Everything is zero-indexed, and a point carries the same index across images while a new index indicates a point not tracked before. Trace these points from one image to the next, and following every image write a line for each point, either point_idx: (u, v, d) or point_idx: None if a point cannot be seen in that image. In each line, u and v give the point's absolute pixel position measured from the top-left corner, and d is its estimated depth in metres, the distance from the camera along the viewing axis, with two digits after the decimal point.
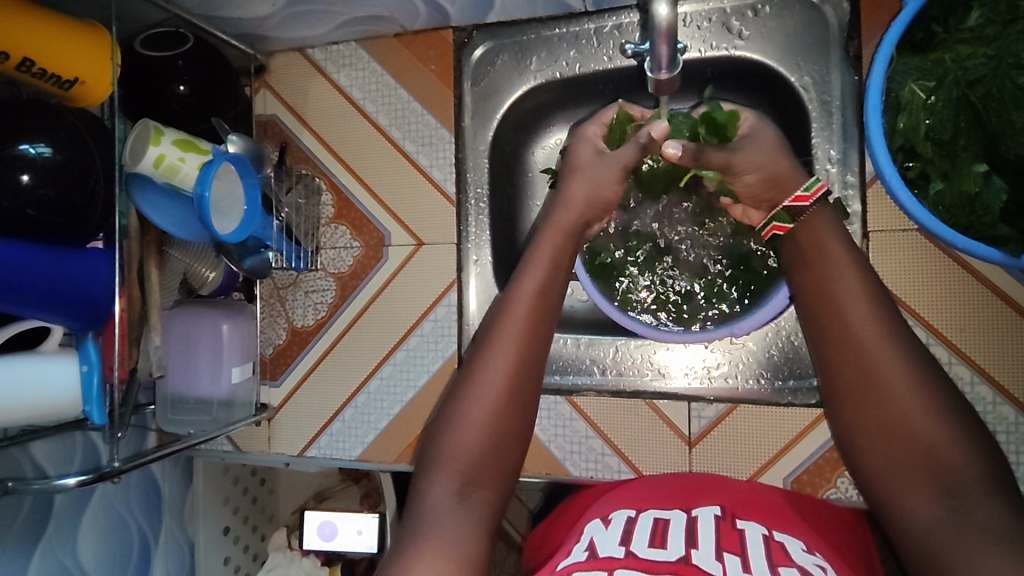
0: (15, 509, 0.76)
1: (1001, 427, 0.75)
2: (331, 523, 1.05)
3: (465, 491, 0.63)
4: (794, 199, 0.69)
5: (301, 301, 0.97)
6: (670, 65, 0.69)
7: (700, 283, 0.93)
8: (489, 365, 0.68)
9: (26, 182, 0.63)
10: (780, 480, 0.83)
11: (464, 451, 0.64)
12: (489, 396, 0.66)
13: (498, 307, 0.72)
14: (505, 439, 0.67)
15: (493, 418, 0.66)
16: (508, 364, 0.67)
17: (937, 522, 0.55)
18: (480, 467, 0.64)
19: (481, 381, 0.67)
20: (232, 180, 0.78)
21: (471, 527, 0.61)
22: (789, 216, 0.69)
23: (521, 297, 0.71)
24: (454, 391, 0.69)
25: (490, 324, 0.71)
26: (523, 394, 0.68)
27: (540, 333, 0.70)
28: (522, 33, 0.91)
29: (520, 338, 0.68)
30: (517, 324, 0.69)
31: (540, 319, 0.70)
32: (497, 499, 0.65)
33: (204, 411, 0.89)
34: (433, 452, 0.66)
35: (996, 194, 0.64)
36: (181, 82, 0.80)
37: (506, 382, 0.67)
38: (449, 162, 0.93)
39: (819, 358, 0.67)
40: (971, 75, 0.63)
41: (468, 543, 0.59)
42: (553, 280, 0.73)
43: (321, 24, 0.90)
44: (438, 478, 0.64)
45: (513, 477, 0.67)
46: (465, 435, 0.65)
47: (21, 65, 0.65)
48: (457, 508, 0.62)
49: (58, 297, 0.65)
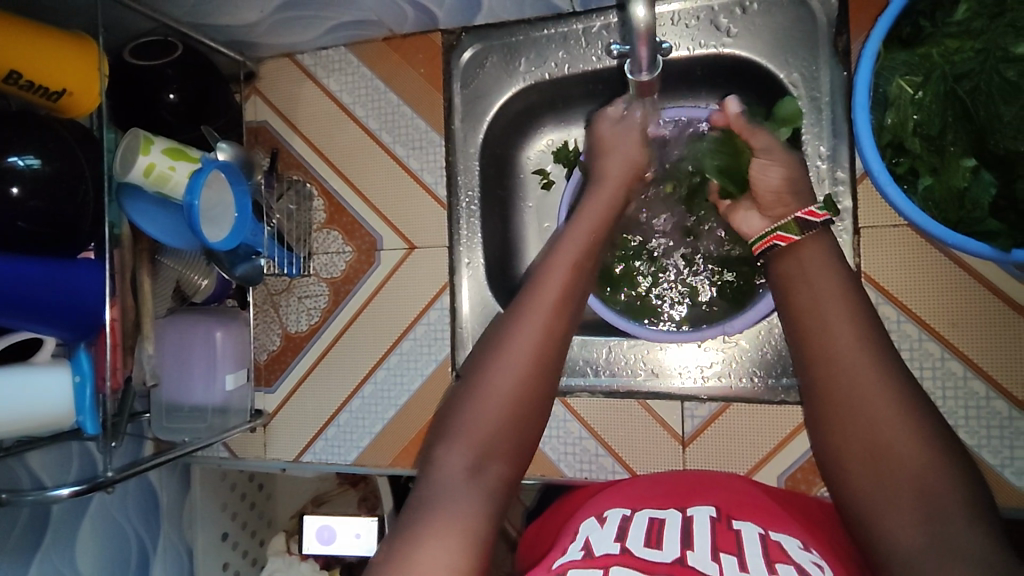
0: (12, 521, 0.77)
1: (994, 423, 0.75)
2: (329, 528, 1.06)
3: (481, 462, 0.62)
4: (807, 213, 0.69)
5: (295, 306, 0.98)
6: (651, 66, 0.69)
7: (685, 284, 0.94)
8: (518, 332, 0.68)
9: (16, 195, 0.63)
10: (774, 478, 0.82)
11: (483, 421, 0.64)
12: (517, 366, 0.66)
13: (521, 297, 0.71)
14: (522, 433, 0.66)
15: (509, 408, 0.65)
16: (529, 357, 0.66)
17: None
18: (497, 441, 0.64)
19: (508, 350, 0.67)
20: (222, 188, 0.78)
21: (481, 503, 0.60)
22: (798, 227, 0.69)
23: (556, 268, 0.71)
24: (483, 357, 0.69)
25: (512, 313, 0.70)
26: (543, 383, 0.67)
27: (571, 309, 0.70)
28: (510, 35, 0.91)
29: (543, 329, 0.68)
30: (541, 316, 0.68)
31: (565, 311, 0.69)
32: (512, 480, 0.64)
33: (200, 418, 0.89)
34: (452, 421, 0.66)
35: (986, 189, 0.63)
36: (170, 90, 0.80)
37: (524, 377, 0.66)
38: (439, 165, 0.93)
39: (797, 363, 0.67)
40: (958, 70, 0.64)
41: (474, 522, 0.58)
42: (581, 272, 0.72)
43: (310, 30, 0.90)
44: (456, 445, 0.63)
45: (527, 460, 0.67)
46: (486, 403, 0.65)
47: (8, 78, 0.65)
48: (471, 478, 0.61)
49: (48, 310, 0.65)
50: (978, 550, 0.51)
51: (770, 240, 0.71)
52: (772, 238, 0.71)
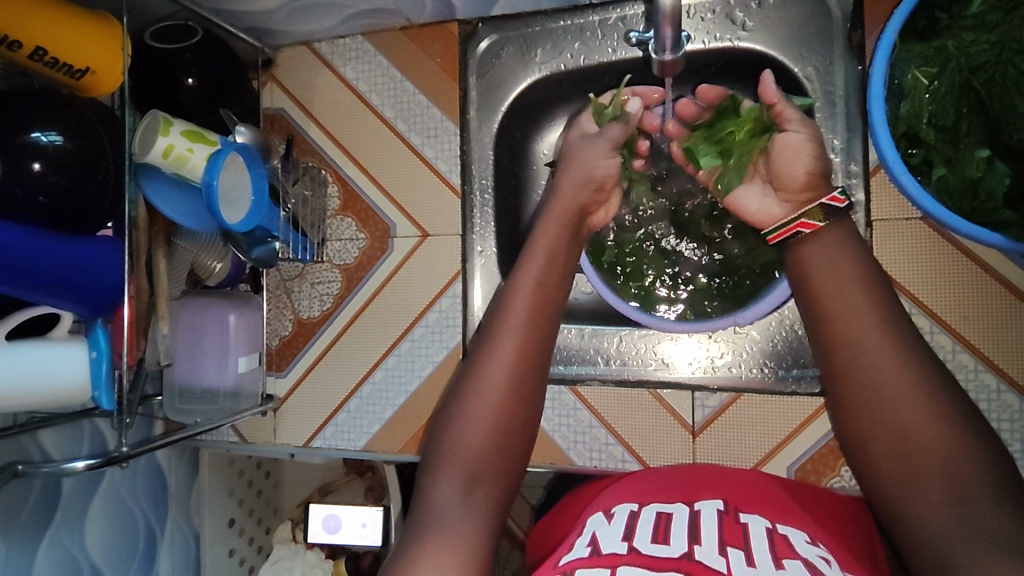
0: (24, 496, 0.77)
1: (1004, 415, 0.75)
2: (336, 517, 1.05)
3: (471, 487, 0.64)
4: (831, 199, 0.69)
5: (307, 293, 0.98)
6: (674, 46, 0.75)
7: (694, 267, 0.95)
8: (491, 360, 0.70)
9: (38, 170, 0.63)
10: (784, 469, 0.83)
11: (468, 450, 0.66)
12: (494, 392, 0.68)
13: (500, 297, 0.74)
14: (515, 435, 0.69)
15: (497, 416, 0.67)
16: (516, 355, 0.70)
17: (950, 532, 0.55)
18: (485, 466, 0.66)
19: (483, 381, 0.69)
20: (240, 170, 0.79)
21: (478, 522, 0.61)
22: (822, 214, 0.69)
23: (521, 288, 0.73)
24: (462, 387, 0.71)
25: (493, 317, 0.73)
26: (523, 407, 0.69)
27: (545, 323, 0.73)
28: (527, 26, 0.92)
29: (524, 332, 0.71)
30: (524, 319, 0.71)
31: (541, 313, 0.73)
32: (502, 496, 0.66)
33: (211, 400, 0.89)
34: (439, 454, 0.67)
35: (999, 178, 0.65)
36: (189, 74, 0.81)
37: (512, 371, 0.69)
38: (453, 154, 0.94)
39: (820, 357, 0.67)
40: (973, 61, 0.65)
41: (475, 540, 0.59)
42: (562, 275, 0.76)
43: (328, 18, 0.91)
44: (445, 477, 0.65)
45: (518, 477, 0.68)
46: (470, 434, 0.66)
47: (33, 55, 0.66)
48: (467, 505, 0.63)
49: (70, 286, 0.66)
50: (989, 555, 0.51)
51: (793, 228, 0.70)
52: (796, 225, 0.70)
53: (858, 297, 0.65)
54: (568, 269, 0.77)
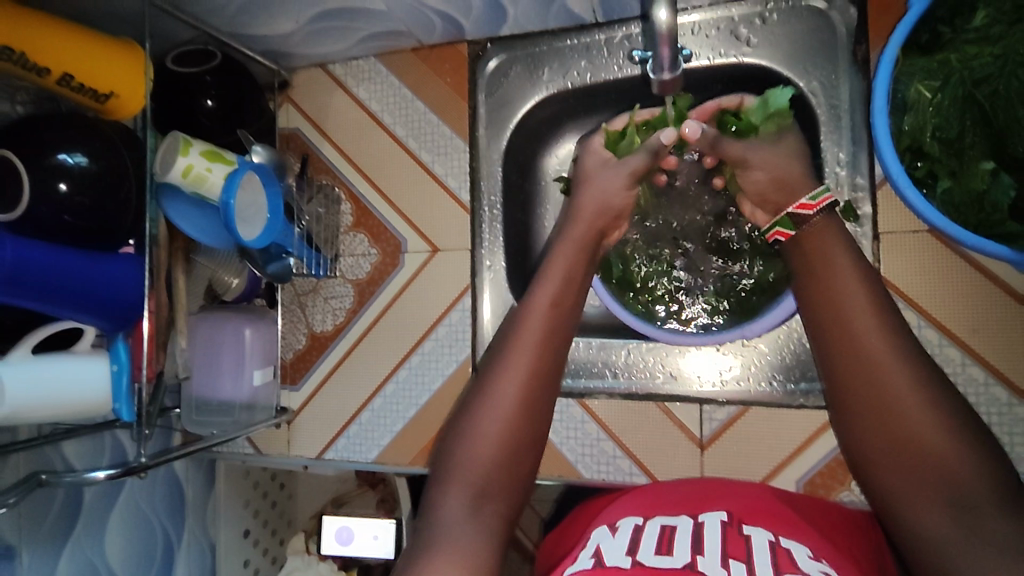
0: (47, 507, 0.79)
1: (1016, 429, 0.74)
2: (348, 529, 1.07)
3: (478, 502, 0.65)
4: (798, 207, 0.72)
5: (320, 307, 1.00)
6: (672, 66, 0.76)
7: (701, 280, 0.95)
8: (501, 377, 0.71)
9: (64, 190, 0.66)
10: (792, 483, 0.83)
11: (476, 465, 0.67)
12: (502, 410, 0.69)
13: (515, 317, 0.76)
14: (521, 451, 0.69)
15: (505, 434, 0.68)
16: (527, 373, 0.71)
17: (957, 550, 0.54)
18: (491, 483, 0.66)
19: (494, 399, 0.70)
20: (256, 189, 0.81)
21: (482, 537, 0.62)
22: (792, 222, 0.72)
23: (536, 309, 0.74)
24: (471, 403, 0.72)
25: (505, 337, 0.75)
26: (529, 426, 0.70)
27: (557, 346, 0.74)
28: (535, 45, 0.93)
29: (535, 353, 0.72)
30: (531, 337, 0.72)
31: (554, 335, 0.74)
32: (509, 510, 0.67)
33: (227, 413, 0.92)
34: (446, 468, 0.68)
35: (1005, 190, 0.65)
36: (208, 96, 0.84)
37: (522, 389, 0.70)
38: (463, 170, 0.95)
39: (826, 368, 0.67)
40: (978, 74, 0.65)
41: (477, 554, 0.60)
42: (568, 290, 0.76)
43: (340, 41, 0.94)
44: (451, 492, 0.65)
45: (523, 493, 0.69)
46: (477, 449, 0.67)
47: (61, 80, 0.69)
48: (472, 519, 0.63)
49: (95, 302, 0.69)
50: None
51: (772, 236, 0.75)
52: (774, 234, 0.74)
53: (866, 310, 0.64)
54: (575, 283, 0.78)
